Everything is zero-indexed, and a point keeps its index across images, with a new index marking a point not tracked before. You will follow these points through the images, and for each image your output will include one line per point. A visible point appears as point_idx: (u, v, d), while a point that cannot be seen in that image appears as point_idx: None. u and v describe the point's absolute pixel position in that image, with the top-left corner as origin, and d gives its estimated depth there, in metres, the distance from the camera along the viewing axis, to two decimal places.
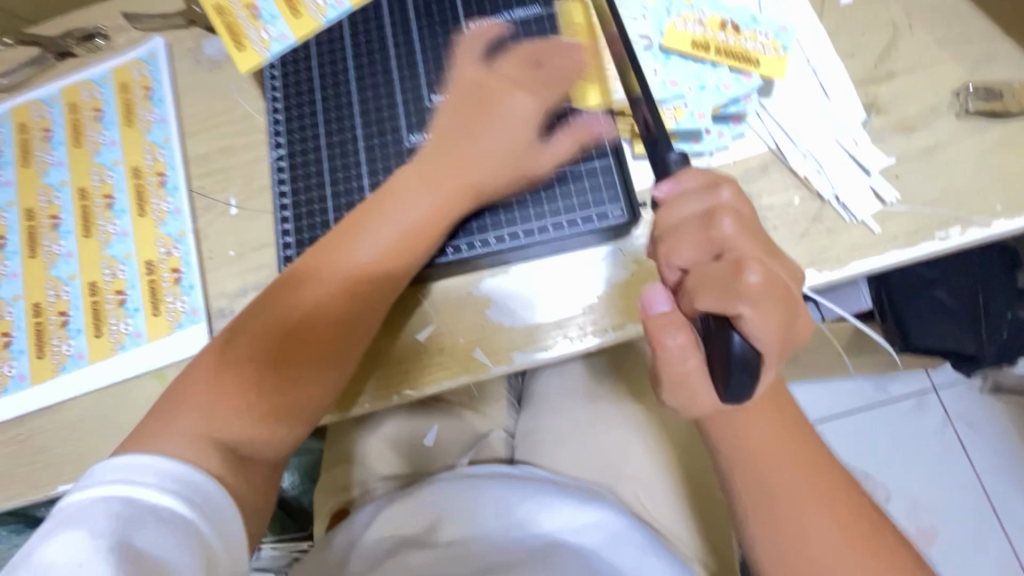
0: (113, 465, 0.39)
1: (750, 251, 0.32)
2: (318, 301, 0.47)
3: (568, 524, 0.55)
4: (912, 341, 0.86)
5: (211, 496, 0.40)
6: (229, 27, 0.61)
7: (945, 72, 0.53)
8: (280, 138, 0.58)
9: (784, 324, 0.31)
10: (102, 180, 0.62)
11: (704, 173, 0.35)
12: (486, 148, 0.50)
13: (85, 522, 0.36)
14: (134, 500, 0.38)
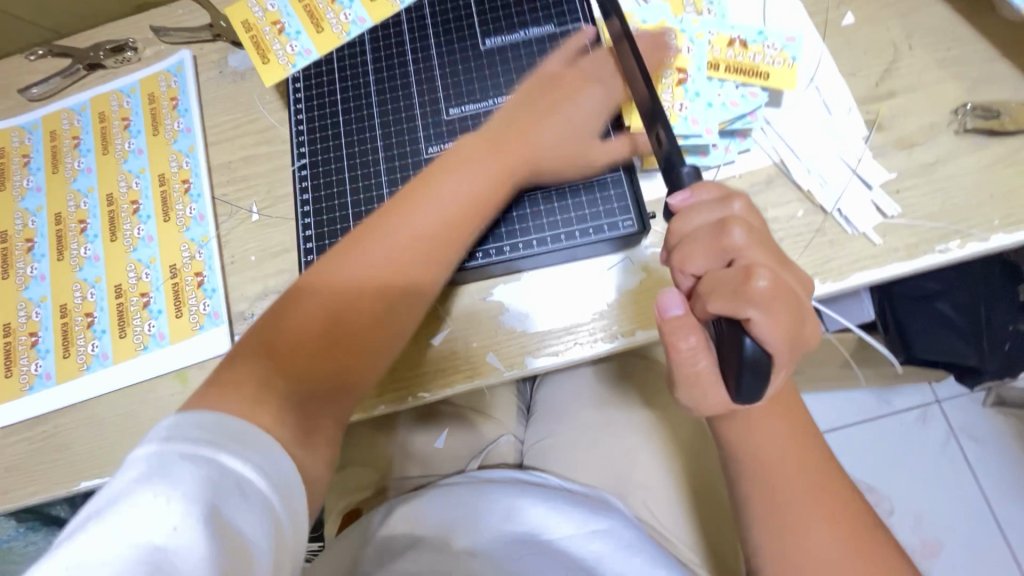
0: (196, 422, 0.34)
1: (761, 259, 0.33)
2: (372, 272, 0.46)
3: (581, 533, 0.57)
4: (914, 352, 0.87)
5: (287, 474, 0.36)
6: (254, 42, 0.63)
7: (944, 91, 0.55)
8: (303, 147, 0.60)
9: (794, 330, 0.32)
10: (129, 187, 0.64)
11: (717, 185, 0.36)
12: (546, 133, 0.53)
13: (168, 480, 0.31)
14: (222, 464, 0.33)
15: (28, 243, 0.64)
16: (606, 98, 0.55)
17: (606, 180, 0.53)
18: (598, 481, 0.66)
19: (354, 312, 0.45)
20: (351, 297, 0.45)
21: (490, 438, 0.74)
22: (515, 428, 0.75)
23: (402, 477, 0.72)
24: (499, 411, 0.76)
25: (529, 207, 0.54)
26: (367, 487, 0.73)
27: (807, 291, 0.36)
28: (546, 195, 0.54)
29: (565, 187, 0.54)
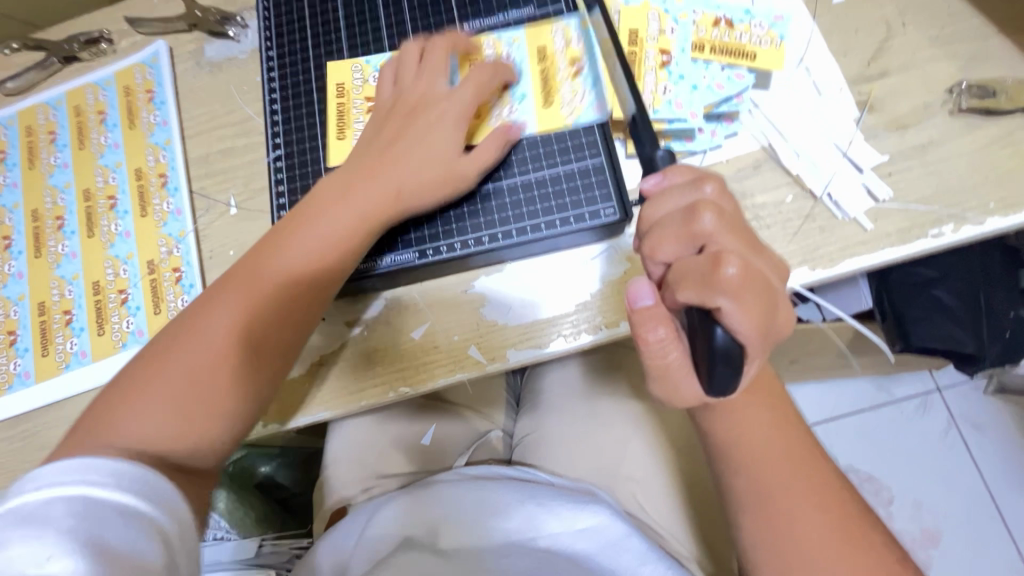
0: (61, 467, 0.36)
1: (731, 246, 0.32)
2: (256, 295, 0.47)
3: (567, 528, 0.56)
4: (913, 342, 0.83)
5: (165, 491, 0.38)
6: (338, 111, 0.59)
7: (939, 69, 0.53)
8: (278, 138, 0.59)
9: (767, 318, 0.30)
10: (105, 182, 0.63)
11: (688, 171, 0.35)
12: (411, 165, 0.50)
13: (39, 524, 0.33)
14: (98, 499, 0.35)
15: (5, 240, 0.63)
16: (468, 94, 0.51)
17: (588, 168, 0.52)
18: (587, 475, 0.65)
19: (222, 339, 0.45)
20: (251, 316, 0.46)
21: (481, 430, 0.76)
22: (503, 423, 0.77)
23: (390, 474, 0.71)
24: (491, 408, 0.77)
25: (507, 196, 0.53)
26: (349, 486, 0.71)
27: (784, 278, 0.34)
28: (525, 184, 0.53)
29: (545, 175, 0.53)
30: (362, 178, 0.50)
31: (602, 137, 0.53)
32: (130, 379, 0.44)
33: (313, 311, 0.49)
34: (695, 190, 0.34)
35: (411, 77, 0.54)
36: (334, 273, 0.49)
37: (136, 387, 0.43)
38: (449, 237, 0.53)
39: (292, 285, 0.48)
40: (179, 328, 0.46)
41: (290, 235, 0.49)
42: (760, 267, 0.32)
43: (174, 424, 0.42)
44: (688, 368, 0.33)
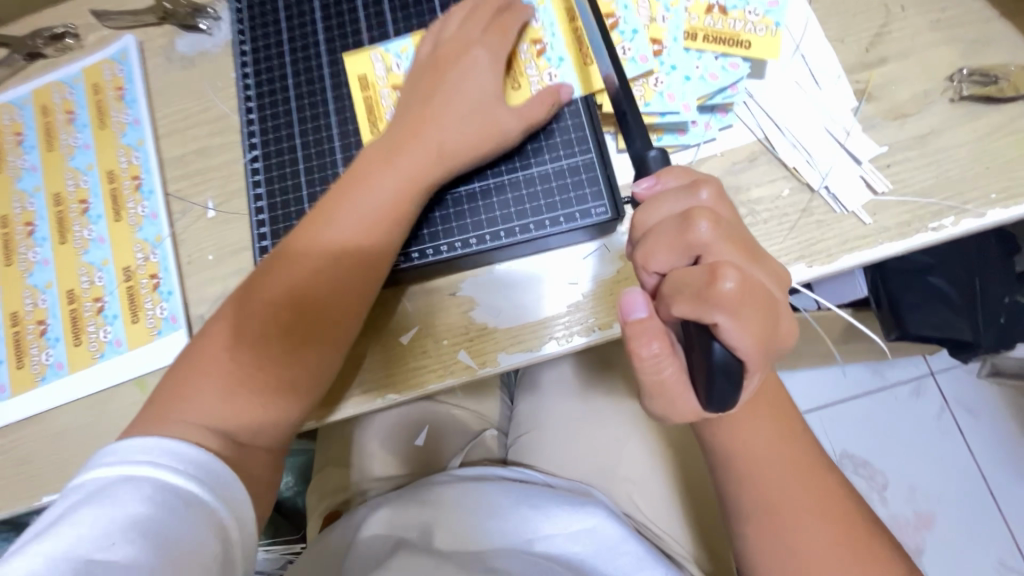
0: (138, 444, 0.41)
1: (728, 255, 0.30)
2: (302, 277, 0.47)
3: (563, 530, 0.55)
4: (909, 331, 0.82)
5: (224, 478, 0.42)
6: (367, 105, 0.55)
7: (939, 55, 0.51)
8: (254, 138, 0.56)
9: (768, 332, 0.29)
10: (76, 185, 0.61)
11: (682, 174, 0.34)
12: (442, 131, 0.48)
13: (113, 501, 0.38)
14: (163, 481, 0.40)
15: None
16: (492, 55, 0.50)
17: (578, 165, 0.50)
18: (583, 474, 0.64)
19: (276, 322, 0.46)
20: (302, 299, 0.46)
21: (474, 430, 0.74)
22: (498, 421, 0.75)
23: (381, 477, 0.69)
24: (484, 406, 0.75)
25: (495, 195, 0.51)
26: (341, 491, 0.70)
27: (785, 286, 0.33)
28: (541, 176, 0.51)
29: (534, 173, 0.51)
30: (404, 141, 0.48)
31: (592, 132, 0.51)
32: (193, 366, 0.46)
33: (361, 290, 0.47)
34: (690, 195, 0.32)
35: (449, 28, 0.52)
36: (378, 255, 0.48)
37: (200, 374, 0.46)
38: (435, 240, 0.51)
39: (338, 262, 0.47)
40: (237, 314, 0.47)
41: (336, 208, 0.48)
42: (759, 277, 0.31)
43: (236, 400, 0.45)
44: (686, 383, 0.32)
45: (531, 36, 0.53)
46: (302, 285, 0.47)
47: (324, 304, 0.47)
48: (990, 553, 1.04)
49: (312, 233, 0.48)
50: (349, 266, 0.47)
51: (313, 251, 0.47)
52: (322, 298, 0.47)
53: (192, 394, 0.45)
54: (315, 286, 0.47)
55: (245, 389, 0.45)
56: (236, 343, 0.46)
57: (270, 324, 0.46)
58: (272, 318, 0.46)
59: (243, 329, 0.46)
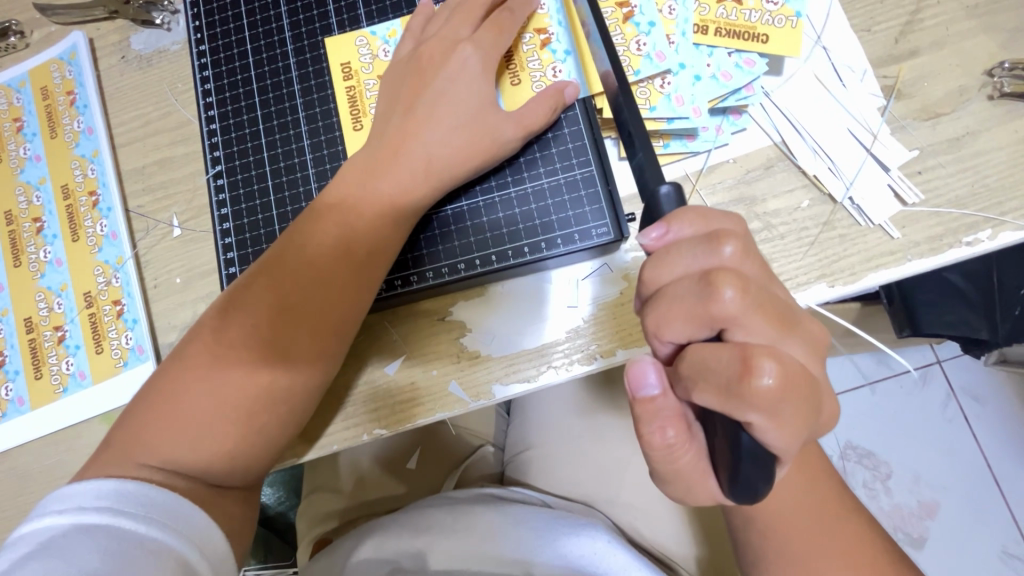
0: (93, 488, 0.37)
1: (758, 331, 0.28)
2: (274, 299, 0.41)
3: (568, 555, 0.51)
4: (922, 330, 0.69)
5: (192, 519, 0.38)
6: (349, 96, 0.49)
7: (976, 46, 0.46)
8: (217, 151, 0.51)
9: (806, 419, 0.28)
10: (29, 202, 0.55)
11: (697, 219, 0.31)
12: (425, 136, 0.43)
13: (65, 555, 0.34)
14: (122, 528, 0.35)
15: None
16: (480, 53, 0.44)
17: (576, 179, 0.45)
18: (586, 494, 0.62)
19: (244, 350, 0.41)
20: (276, 325, 0.41)
21: (472, 446, 0.71)
22: (494, 437, 0.71)
23: (377, 500, 0.68)
24: (479, 422, 0.71)
25: (484, 215, 0.46)
26: (334, 517, 0.68)
27: (823, 353, 0.30)
28: (536, 191, 0.46)
29: (527, 189, 0.46)
30: (384, 151, 0.43)
31: (591, 142, 0.46)
32: (149, 402, 0.41)
33: (347, 316, 0.42)
34: (711, 253, 0.30)
35: (437, 23, 0.47)
36: (368, 272, 0.43)
37: (157, 408, 0.41)
38: (420, 266, 0.46)
39: (317, 280, 0.42)
40: (201, 343, 0.42)
41: (314, 227, 0.43)
42: (792, 351, 0.29)
43: (208, 442, 0.40)
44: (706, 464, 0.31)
45: (535, 24, 0.47)
46: (276, 311, 0.41)
47: (303, 332, 0.41)
48: (993, 540, 0.96)
49: (289, 249, 0.43)
50: (328, 286, 0.42)
51: (288, 273, 0.42)
52: (301, 325, 0.41)
53: (154, 440, 0.40)
54: (292, 311, 0.41)
55: (217, 431, 0.40)
56: (202, 380, 0.41)
57: (241, 356, 0.41)
58: (245, 349, 0.41)
59: (212, 362, 0.41)
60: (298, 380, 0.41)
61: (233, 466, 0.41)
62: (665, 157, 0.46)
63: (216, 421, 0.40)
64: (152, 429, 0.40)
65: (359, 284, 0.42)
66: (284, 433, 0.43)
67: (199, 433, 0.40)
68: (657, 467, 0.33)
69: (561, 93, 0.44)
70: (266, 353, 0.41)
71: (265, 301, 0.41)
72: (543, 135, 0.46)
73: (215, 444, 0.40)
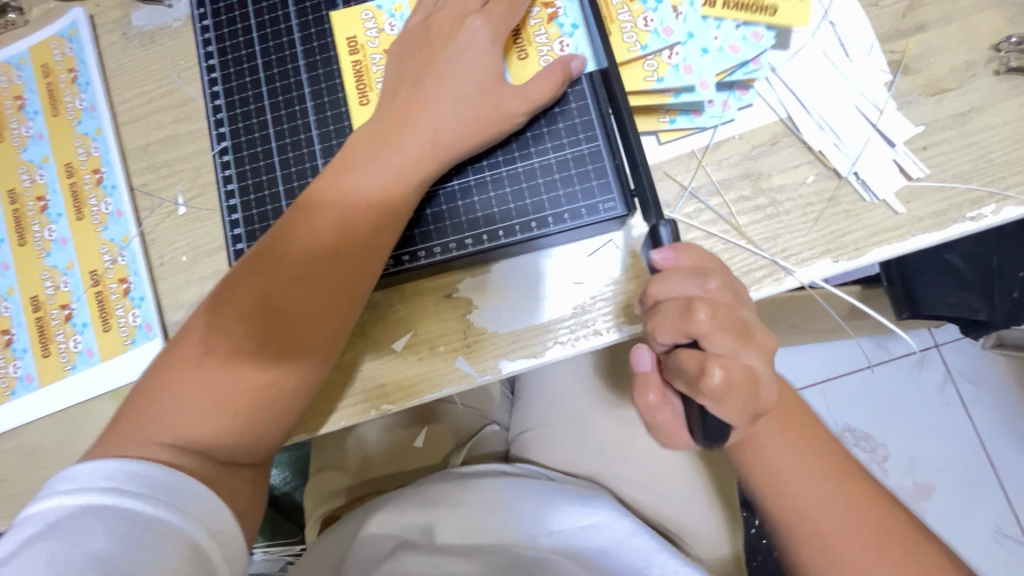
0: (97, 469, 0.37)
1: (723, 348, 0.32)
2: (283, 275, 0.42)
3: (573, 527, 0.52)
4: (921, 310, 0.69)
5: (201, 501, 0.38)
6: (355, 71, 0.49)
7: (984, 21, 0.46)
8: (222, 127, 0.51)
9: (749, 408, 0.33)
10: (32, 180, 0.55)
11: (694, 252, 0.35)
12: (435, 111, 0.43)
13: (73, 535, 0.34)
14: (127, 509, 0.36)
15: None
16: (489, 28, 0.44)
17: (583, 153, 0.45)
18: (590, 472, 0.63)
19: (253, 325, 0.41)
20: (285, 300, 0.41)
21: (476, 426, 0.71)
22: (498, 416, 0.72)
23: (385, 477, 0.68)
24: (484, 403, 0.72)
25: (491, 190, 0.46)
26: (341, 494, 0.69)
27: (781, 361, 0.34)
28: (543, 166, 0.46)
29: (534, 164, 0.46)
30: (393, 127, 0.43)
31: (599, 116, 0.46)
32: (161, 377, 0.42)
33: (355, 292, 0.43)
34: (697, 281, 0.33)
35: None
36: (376, 248, 0.43)
37: (169, 384, 0.41)
38: (427, 241, 0.46)
39: (326, 258, 0.42)
40: (211, 318, 0.42)
41: (321, 203, 0.43)
42: (751, 361, 0.32)
43: (218, 417, 0.40)
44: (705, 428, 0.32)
45: None
46: (287, 286, 0.41)
47: (313, 307, 0.42)
48: (987, 519, 0.98)
49: (296, 226, 0.43)
50: (336, 263, 0.42)
51: (297, 250, 0.42)
52: (311, 300, 0.42)
53: (165, 416, 0.40)
54: (303, 286, 0.42)
55: (227, 406, 0.40)
56: (211, 354, 0.41)
57: (250, 330, 0.41)
58: (253, 323, 0.41)
59: (219, 336, 0.41)
60: (308, 356, 0.42)
61: (245, 441, 0.41)
62: (672, 132, 0.46)
63: (228, 396, 0.40)
64: (167, 403, 0.40)
65: (367, 261, 0.43)
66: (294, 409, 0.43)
67: (211, 408, 0.40)
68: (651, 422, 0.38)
69: (569, 66, 0.44)
70: (276, 326, 0.41)
71: (275, 276, 0.42)
72: (551, 111, 0.46)
73: (226, 419, 0.40)
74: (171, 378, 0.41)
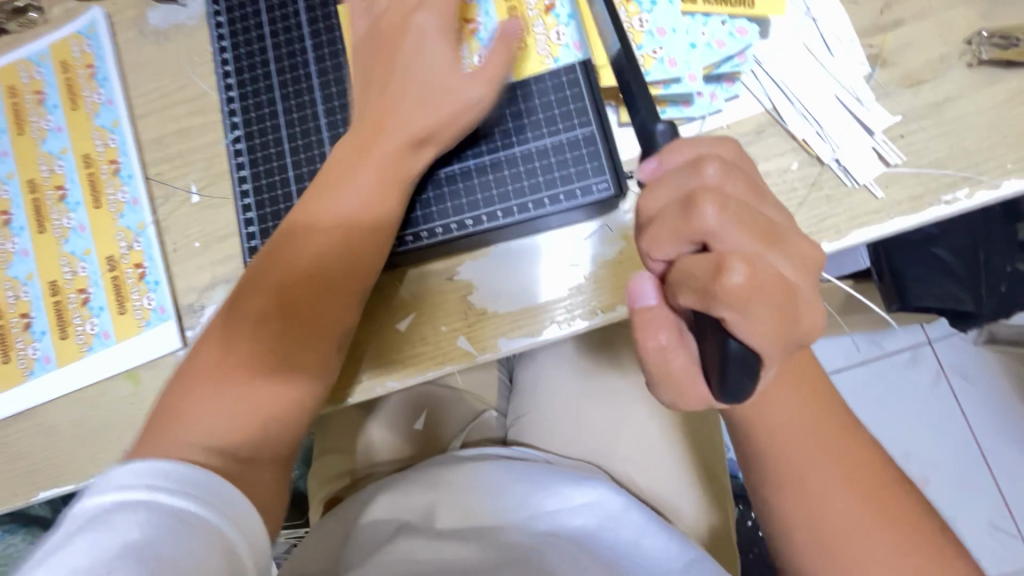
0: (131, 469, 0.37)
1: (739, 242, 0.29)
2: (295, 263, 0.45)
3: (567, 504, 0.54)
4: (909, 302, 0.71)
5: (230, 497, 0.39)
6: None
7: (958, 18, 0.48)
8: (235, 117, 0.53)
9: (779, 321, 0.29)
10: (51, 170, 0.58)
11: (687, 147, 0.33)
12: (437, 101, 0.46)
13: (109, 529, 0.34)
14: (162, 503, 0.36)
15: (2, 216, 0.58)
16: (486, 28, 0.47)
17: (577, 138, 0.48)
18: (587, 455, 0.64)
19: (269, 310, 0.44)
20: (300, 287, 0.45)
21: (476, 411, 0.73)
22: (497, 403, 0.74)
23: (388, 460, 0.70)
24: (483, 388, 0.75)
25: (491, 173, 0.49)
26: (345, 475, 0.71)
27: (812, 271, 0.31)
28: (539, 151, 0.48)
29: (531, 148, 0.48)
30: (396, 118, 0.46)
31: (592, 103, 0.48)
32: (190, 364, 0.45)
33: (367, 277, 0.46)
34: (694, 175, 0.32)
35: None
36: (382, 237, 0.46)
37: (194, 369, 0.44)
38: (430, 222, 0.49)
39: (334, 245, 0.45)
40: (230, 307, 0.45)
41: (332, 191, 0.46)
42: (775, 264, 0.30)
43: (236, 397, 0.43)
44: (696, 374, 0.32)
45: None
46: (305, 278, 0.45)
47: (331, 292, 0.45)
48: (979, 512, 1.00)
49: (308, 217, 0.46)
50: (347, 250, 0.45)
51: (311, 240, 0.45)
52: (326, 291, 0.45)
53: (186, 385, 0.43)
54: (319, 278, 0.45)
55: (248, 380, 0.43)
56: (232, 338, 0.44)
57: (268, 318, 0.44)
58: (273, 308, 0.44)
59: (240, 321, 0.44)
60: (324, 338, 0.45)
61: (266, 421, 0.44)
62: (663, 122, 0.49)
63: (249, 376, 0.43)
64: (194, 385, 0.43)
65: (377, 249, 0.46)
66: (315, 383, 0.45)
67: (231, 388, 0.43)
68: (662, 374, 0.34)
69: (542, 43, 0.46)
70: (292, 312, 0.44)
71: (289, 266, 0.45)
72: (545, 101, 0.49)
73: (249, 398, 0.43)
74: (199, 352, 0.45)
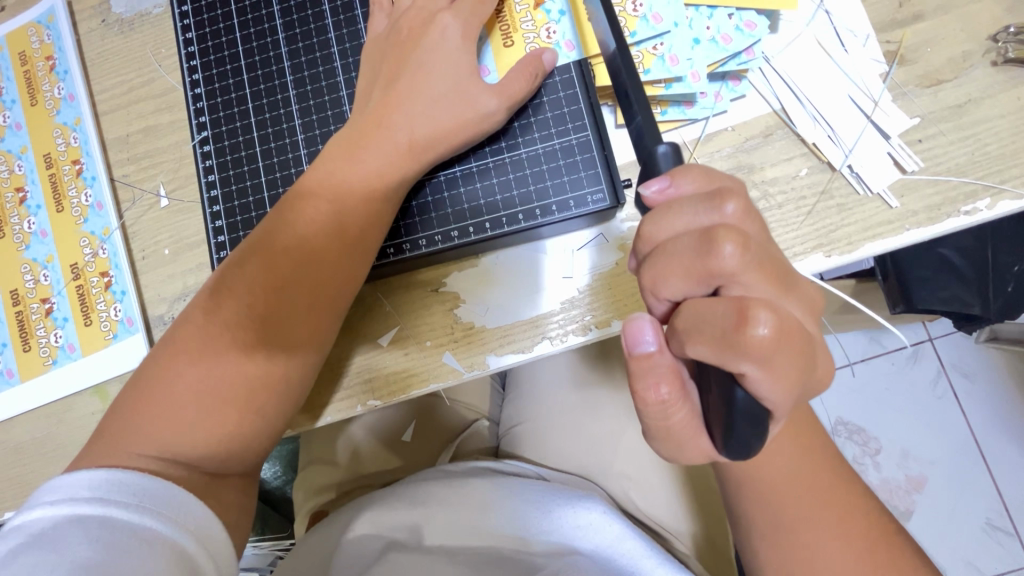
0: (82, 479, 0.34)
1: (756, 287, 0.27)
2: (265, 278, 0.41)
3: (566, 525, 0.52)
4: (915, 306, 0.68)
5: (188, 514, 0.36)
6: (342, 60, 0.48)
7: (981, 11, 0.45)
8: (202, 116, 0.50)
9: (802, 374, 0.26)
10: (11, 171, 0.54)
11: (701, 177, 0.30)
12: (417, 106, 0.42)
13: (57, 546, 0.32)
14: (117, 521, 0.33)
15: None
16: (471, 25, 0.44)
17: (571, 143, 0.45)
18: (581, 468, 0.62)
19: (238, 331, 0.40)
20: (271, 304, 0.40)
21: (467, 420, 0.70)
22: (490, 411, 0.72)
23: (375, 472, 0.68)
24: (473, 397, 0.71)
25: (478, 180, 0.45)
26: (331, 488, 0.69)
27: (819, 313, 0.30)
28: (530, 157, 0.45)
29: (522, 155, 0.45)
30: (373, 123, 0.42)
31: (588, 107, 0.45)
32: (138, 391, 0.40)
33: (346, 293, 0.42)
34: (712, 210, 0.28)
35: None
36: (363, 249, 0.42)
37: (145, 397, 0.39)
38: (413, 233, 0.46)
39: (310, 258, 0.41)
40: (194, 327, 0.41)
41: (307, 203, 0.42)
42: (791, 311, 0.27)
43: (196, 425, 0.39)
44: (699, 418, 0.30)
45: None
46: (273, 289, 0.40)
47: (304, 309, 0.41)
48: (978, 513, 0.98)
49: (281, 227, 0.42)
50: (326, 262, 0.41)
51: (283, 253, 0.41)
52: (303, 307, 0.41)
53: (140, 411, 0.39)
54: (290, 288, 0.41)
55: (215, 408, 0.39)
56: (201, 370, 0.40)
57: (237, 337, 0.40)
58: (242, 328, 0.40)
59: (206, 344, 0.40)
60: (298, 360, 0.41)
61: (237, 451, 0.40)
62: (663, 124, 0.46)
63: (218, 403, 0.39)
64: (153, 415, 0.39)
65: (359, 262, 0.42)
66: (289, 409, 0.42)
67: (194, 415, 0.39)
68: (660, 423, 0.31)
69: (542, 60, 0.43)
70: (261, 332, 0.40)
71: (257, 280, 0.41)
72: (536, 104, 0.45)
73: (219, 426, 0.39)
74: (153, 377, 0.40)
